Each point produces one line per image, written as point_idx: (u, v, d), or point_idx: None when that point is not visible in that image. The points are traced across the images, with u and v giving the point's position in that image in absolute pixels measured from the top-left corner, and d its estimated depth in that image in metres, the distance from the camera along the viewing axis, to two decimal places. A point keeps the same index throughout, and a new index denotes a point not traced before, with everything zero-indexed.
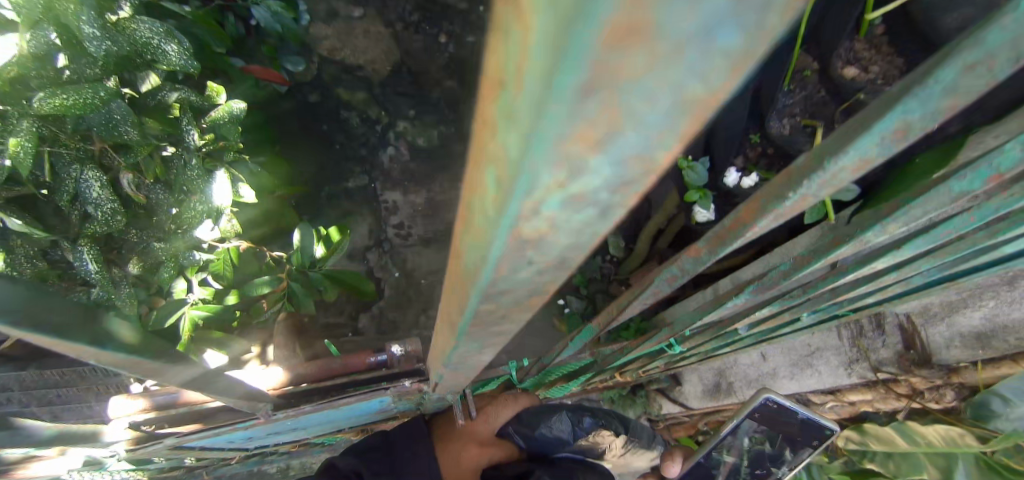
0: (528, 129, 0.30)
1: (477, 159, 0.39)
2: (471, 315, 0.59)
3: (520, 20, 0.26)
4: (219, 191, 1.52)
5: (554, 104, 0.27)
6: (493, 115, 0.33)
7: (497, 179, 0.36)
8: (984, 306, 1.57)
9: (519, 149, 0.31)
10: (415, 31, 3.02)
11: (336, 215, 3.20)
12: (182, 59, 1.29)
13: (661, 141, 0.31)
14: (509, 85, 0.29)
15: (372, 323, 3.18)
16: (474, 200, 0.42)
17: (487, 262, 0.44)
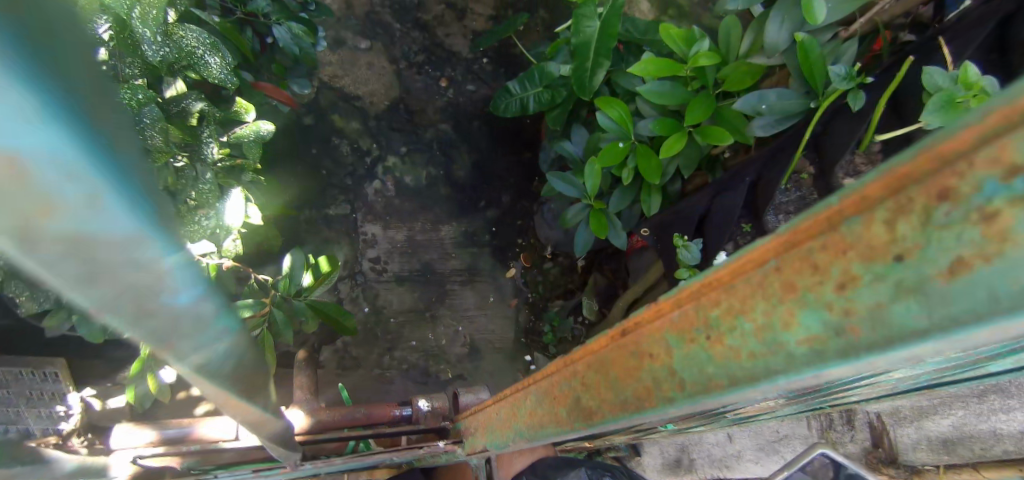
0: (954, 311, 0.42)
1: (784, 298, 0.50)
2: (642, 413, 0.68)
3: (993, 238, 0.39)
4: (231, 211, 1.53)
5: (1008, 301, 0.39)
6: (869, 277, 0.45)
7: (846, 326, 0.47)
8: (952, 414, 1.75)
9: (930, 322, 0.43)
10: (418, 72, 3.27)
11: (314, 241, 3.01)
12: (222, 73, 1.29)
13: (996, 334, 0.45)
14: (936, 272, 0.42)
15: (334, 358, 3.02)
16: (746, 326, 0.54)
17: (752, 383, 0.55)
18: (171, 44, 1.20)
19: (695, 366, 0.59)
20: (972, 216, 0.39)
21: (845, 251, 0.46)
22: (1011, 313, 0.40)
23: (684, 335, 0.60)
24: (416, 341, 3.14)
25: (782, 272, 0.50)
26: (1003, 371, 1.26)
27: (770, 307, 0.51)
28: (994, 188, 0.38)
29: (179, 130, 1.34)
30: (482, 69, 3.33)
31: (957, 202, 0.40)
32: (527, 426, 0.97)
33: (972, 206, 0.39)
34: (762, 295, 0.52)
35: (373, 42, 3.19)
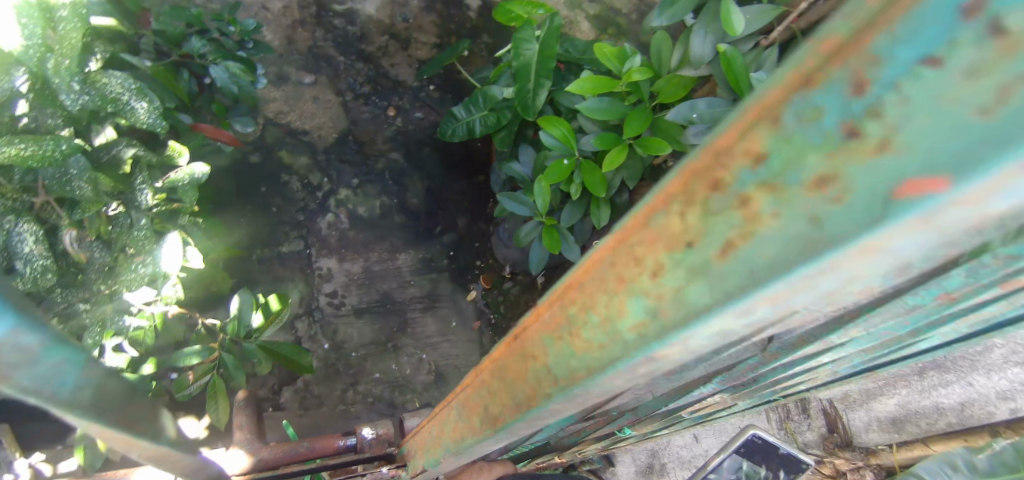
0: (730, 287, 0.41)
1: (614, 289, 0.49)
2: (531, 415, 0.65)
3: (752, 218, 0.38)
4: (168, 257, 1.45)
5: (768, 276, 0.39)
6: (670, 264, 0.44)
7: (656, 310, 0.46)
8: (897, 393, 1.74)
9: (711, 300, 0.42)
10: (365, 103, 3.24)
11: (266, 280, 2.98)
12: (151, 118, 1.26)
13: (786, 307, 0.44)
14: (713, 252, 0.41)
15: (296, 398, 2.97)
16: (593, 319, 0.52)
17: (602, 373, 0.53)
18: (93, 92, 1.19)
19: (560, 362, 0.57)
20: (736, 199, 0.39)
21: (650, 242, 0.45)
22: (773, 286, 0.39)
23: (550, 336, 0.58)
24: (379, 373, 3.09)
25: (613, 266, 0.48)
26: (934, 347, 1.31)
27: (608, 299, 0.50)
28: (750, 173, 0.38)
29: (110, 178, 1.30)
30: (429, 96, 3.31)
31: (724, 190, 0.39)
32: (451, 440, 0.92)
33: (735, 192, 0.39)
34: (600, 290, 0.51)
35: (317, 75, 3.18)
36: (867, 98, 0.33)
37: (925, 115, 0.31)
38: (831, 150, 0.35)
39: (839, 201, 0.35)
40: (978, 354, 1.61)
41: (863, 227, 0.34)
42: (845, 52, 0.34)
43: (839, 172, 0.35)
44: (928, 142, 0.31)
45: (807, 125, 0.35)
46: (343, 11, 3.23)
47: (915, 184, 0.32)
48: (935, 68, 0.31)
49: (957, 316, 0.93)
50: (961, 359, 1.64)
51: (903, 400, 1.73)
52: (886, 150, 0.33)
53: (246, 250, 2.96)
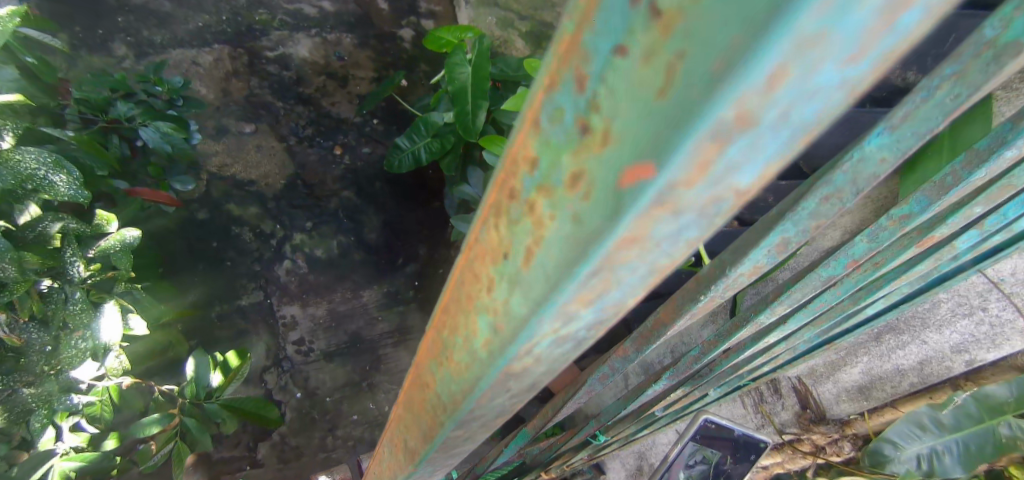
0: (539, 296, 0.35)
1: (464, 308, 0.42)
2: (438, 444, 0.57)
3: (538, 223, 0.33)
4: (107, 327, 1.43)
5: (561, 279, 0.34)
6: (502, 282, 0.37)
7: (494, 328, 0.40)
8: (859, 362, 1.67)
9: (528, 310, 0.37)
10: (310, 145, 3.20)
11: (228, 337, 2.92)
12: (71, 188, 1.25)
13: (614, 305, 0.39)
14: (520, 261, 0.35)
15: (273, 452, 2.90)
16: (457, 341, 0.45)
17: (474, 394, 0.47)
18: (6, 172, 1.16)
19: (444, 388, 0.50)
20: (527, 207, 0.33)
21: (481, 257, 0.38)
22: (569, 289, 0.35)
23: (430, 366, 0.51)
24: (357, 415, 3.09)
25: (462, 282, 0.42)
26: (882, 311, 1.36)
27: (463, 323, 0.43)
28: (529, 179, 0.32)
29: (36, 255, 1.27)
30: (375, 131, 3.27)
31: (518, 199, 0.34)
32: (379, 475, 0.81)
33: (525, 200, 0.33)
34: (459, 307, 0.43)
35: (258, 124, 3.11)
36: (586, 92, 0.28)
37: (625, 105, 0.27)
38: (573, 151, 0.30)
39: (594, 194, 0.30)
40: (927, 312, 1.52)
41: (609, 224, 0.30)
42: (569, 49, 0.29)
43: (582, 171, 0.30)
44: (636, 129, 0.27)
45: (556, 127, 0.30)
46: (276, 56, 3.17)
47: (632, 172, 0.28)
48: (623, 55, 0.26)
49: (891, 278, 0.98)
50: (912, 318, 1.55)
51: (865, 368, 1.67)
52: (607, 143, 0.28)
53: (204, 310, 2.87)
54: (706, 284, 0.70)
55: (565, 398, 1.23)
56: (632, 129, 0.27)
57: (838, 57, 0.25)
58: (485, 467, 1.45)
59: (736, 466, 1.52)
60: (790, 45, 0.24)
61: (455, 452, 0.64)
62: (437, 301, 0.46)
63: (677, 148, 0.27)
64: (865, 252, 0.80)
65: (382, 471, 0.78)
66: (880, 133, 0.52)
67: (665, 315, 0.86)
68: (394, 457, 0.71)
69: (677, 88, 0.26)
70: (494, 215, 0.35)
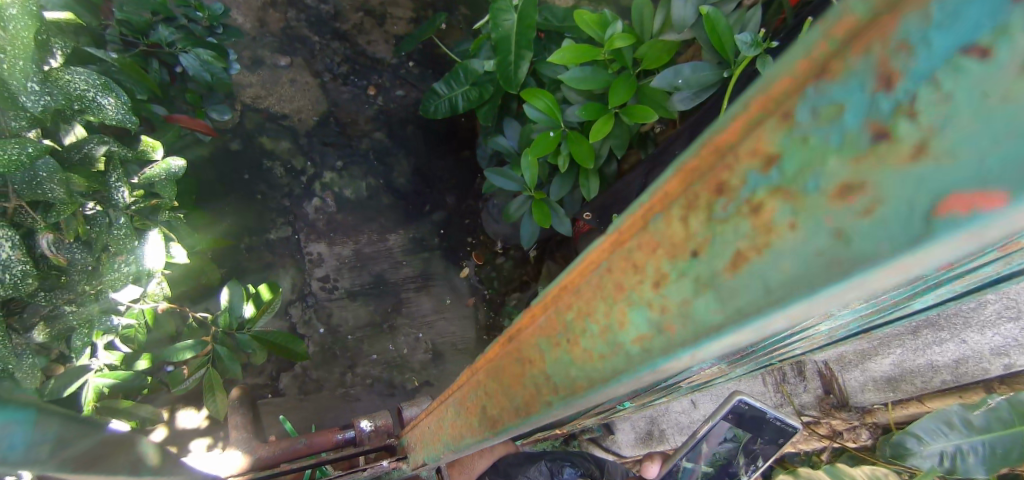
0: (741, 305, 0.38)
1: (613, 296, 0.47)
2: (532, 421, 0.62)
3: (766, 228, 0.36)
4: (151, 255, 1.47)
5: (785, 295, 0.36)
6: (675, 274, 0.41)
7: (662, 326, 0.44)
8: (891, 353, 1.65)
9: (722, 317, 0.40)
10: (344, 83, 3.15)
11: (257, 268, 2.97)
12: (120, 113, 1.24)
13: (807, 314, 0.42)
14: (722, 265, 0.38)
15: (294, 383, 3.00)
16: (592, 329, 0.50)
17: (605, 386, 0.50)
18: (57, 90, 1.15)
19: (560, 371, 0.54)
20: (746, 206, 0.36)
21: (666, 241, 0.42)
22: (810, 298, 0.36)
23: (554, 357, 0.55)
24: (377, 354, 3.11)
25: (611, 273, 0.47)
26: (928, 306, 1.32)
27: (607, 308, 0.48)
28: (759, 177, 0.36)
29: (83, 178, 1.28)
30: (409, 73, 3.21)
31: (733, 194, 0.37)
32: (450, 437, 0.87)
33: (745, 198, 0.36)
34: (598, 296, 0.49)
35: (292, 57, 3.06)
36: (895, 95, 0.30)
37: (967, 117, 0.28)
38: (852, 156, 0.32)
39: (879, 215, 0.31)
40: (971, 311, 1.51)
41: (903, 247, 0.31)
42: (858, 36, 0.32)
43: (865, 181, 0.32)
44: (978, 150, 0.28)
45: (824, 126, 0.33)
46: None
47: (962, 200, 0.29)
48: (983, 59, 0.27)
49: (954, 277, 0.95)
50: (954, 316, 1.54)
51: (897, 360, 1.65)
52: (923, 157, 0.29)
53: (233, 241, 2.92)
54: None
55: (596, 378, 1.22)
56: (957, 149, 0.28)
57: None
58: None
59: (765, 447, 1.53)
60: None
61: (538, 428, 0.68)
62: (573, 269, 0.51)
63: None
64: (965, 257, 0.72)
65: (457, 423, 0.84)
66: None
67: None
68: (472, 407, 0.76)
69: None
70: (700, 208, 0.39)
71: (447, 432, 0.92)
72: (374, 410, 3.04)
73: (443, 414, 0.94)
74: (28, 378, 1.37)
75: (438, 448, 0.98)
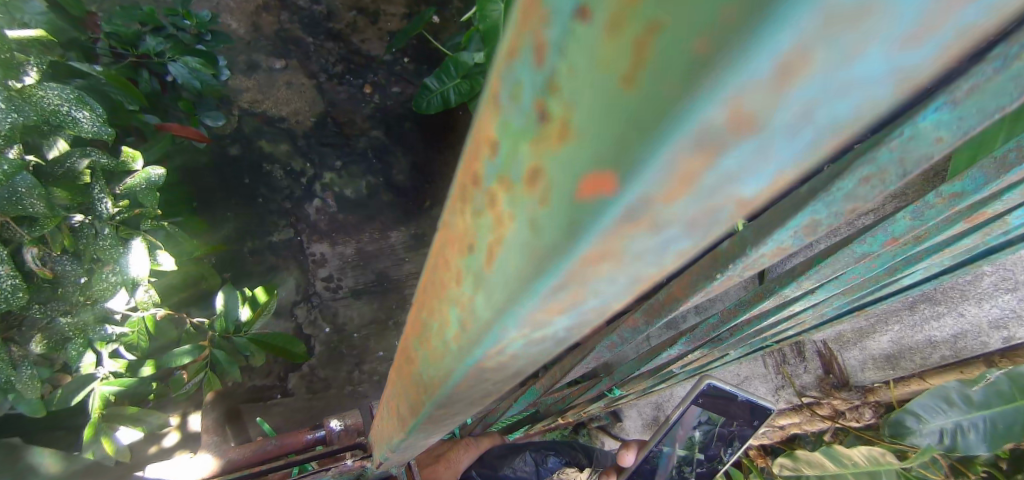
0: (501, 300, 0.34)
1: (434, 300, 0.41)
2: (424, 419, 0.58)
3: (498, 221, 0.30)
4: (136, 262, 1.45)
5: (520, 287, 0.32)
6: (456, 273, 0.37)
7: (462, 321, 0.39)
8: (889, 330, 1.60)
9: (491, 314, 0.36)
10: (339, 83, 3.12)
11: (259, 272, 2.98)
12: (95, 125, 1.25)
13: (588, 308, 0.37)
14: (481, 263, 0.34)
15: (302, 383, 3.06)
16: (434, 326, 0.43)
17: (450, 383, 0.46)
18: (29, 106, 1.16)
19: (425, 372, 0.49)
20: (483, 199, 0.31)
21: (451, 243, 0.36)
22: (541, 290, 0.32)
23: (416, 362, 0.50)
24: (384, 351, 3.19)
25: (437, 270, 0.39)
26: (921, 281, 1.29)
27: (436, 318, 0.42)
28: (488, 167, 0.30)
29: (64, 191, 1.29)
30: (405, 70, 3.19)
31: (479, 187, 0.31)
32: (385, 438, 0.83)
33: (485, 190, 0.30)
34: (426, 300, 0.43)
35: (288, 59, 3.05)
36: (545, 68, 0.24)
37: (587, 91, 0.23)
38: (532, 139, 0.26)
39: (551, 200, 0.27)
40: (967, 284, 1.45)
41: (579, 231, 0.27)
42: (527, 9, 0.24)
43: (541, 168, 0.26)
44: (602, 126, 0.23)
45: (512, 109, 0.27)
46: None
47: (592, 183, 0.25)
48: (584, 22, 0.22)
49: (932, 251, 0.93)
50: (950, 289, 1.48)
51: (895, 337, 1.60)
52: (567, 138, 0.24)
53: (235, 247, 2.93)
54: (724, 261, 0.65)
55: (573, 366, 1.20)
56: (587, 126, 0.23)
57: (892, 39, 0.19)
58: (497, 416, 1.56)
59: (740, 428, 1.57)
60: (831, 19, 0.18)
61: (446, 425, 0.64)
62: (420, 283, 0.44)
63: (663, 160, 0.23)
64: (907, 230, 0.74)
65: (386, 429, 0.80)
66: (939, 108, 0.44)
67: (677, 291, 0.78)
68: (392, 413, 0.72)
69: (646, 80, 0.21)
70: (458, 202, 0.33)
71: (386, 441, 0.88)
72: None
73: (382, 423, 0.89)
74: (29, 389, 1.42)
75: (386, 454, 0.95)
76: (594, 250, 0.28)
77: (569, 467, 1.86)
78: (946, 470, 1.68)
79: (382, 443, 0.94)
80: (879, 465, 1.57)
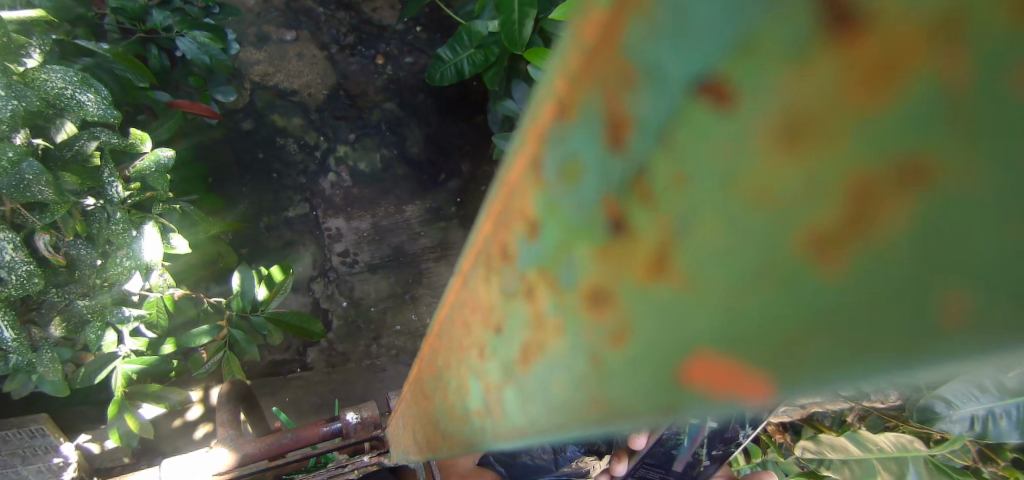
0: (538, 414, 0.28)
1: (449, 361, 0.35)
2: (435, 456, 0.53)
3: (540, 326, 0.25)
4: (149, 247, 1.44)
5: (574, 413, 0.26)
6: (478, 352, 0.31)
7: (482, 409, 0.33)
8: None
9: (523, 423, 0.30)
10: (352, 53, 3.05)
11: (277, 247, 3.01)
12: (100, 109, 1.22)
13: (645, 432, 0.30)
14: (514, 360, 0.28)
15: (321, 357, 3.09)
16: (447, 387, 0.38)
17: (463, 449, 0.41)
18: (33, 91, 1.15)
19: (437, 425, 0.44)
20: (522, 286, 0.25)
21: (471, 310, 0.30)
22: (604, 427, 0.26)
23: (428, 409, 0.45)
24: (401, 325, 3.16)
25: (450, 328, 0.34)
26: None
27: (451, 380, 0.36)
28: (527, 249, 0.23)
29: (74, 176, 1.28)
30: (417, 39, 3.09)
31: (511, 265, 0.25)
32: (400, 443, 0.80)
33: (520, 274, 0.25)
34: (438, 353, 0.38)
35: (299, 30, 2.98)
36: (627, 155, 0.18)
37: (704, 217, 0.17)
38: (598, 247, 0.20)
39: (630, 332, 0.21)
40: None
41: (673, 396, 0.21)
42: (594, 55, 0.19)
43: (614, 292, 0.20)
44: (732, 280, 0.17)
45: (569, 191, 0.21)
46: None
47: (709, 362, 0.19)
48: (720, 112, 0.15)
49: None
50: None
51: None
52: (664, 276, 0.18)
53: (252, 222, 2.96)
54: None
55: None
56: (704, 273, 0.17)
57: None
58: None
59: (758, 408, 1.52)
60: None
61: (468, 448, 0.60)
62: (432, 329, 0.38)
63: (840, 372, 0.16)
64: None
65: (401, 442, 0.77)
66: None
67: None
68: (406, 433, 0.68)
69: (862, 255, 0.14)
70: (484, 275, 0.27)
71: (401, 446, 0.85)
72: (401, 380, 3.10)
73: (395, 433, 0.85)
74: (51, 371, 1.44)
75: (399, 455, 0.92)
76: (684, 414, 0.22)
77: (588, 456, 1.91)
78: (973, 456, 1.67)
79: (394, 445, 0.91)
80: (908, 452, 1.57)
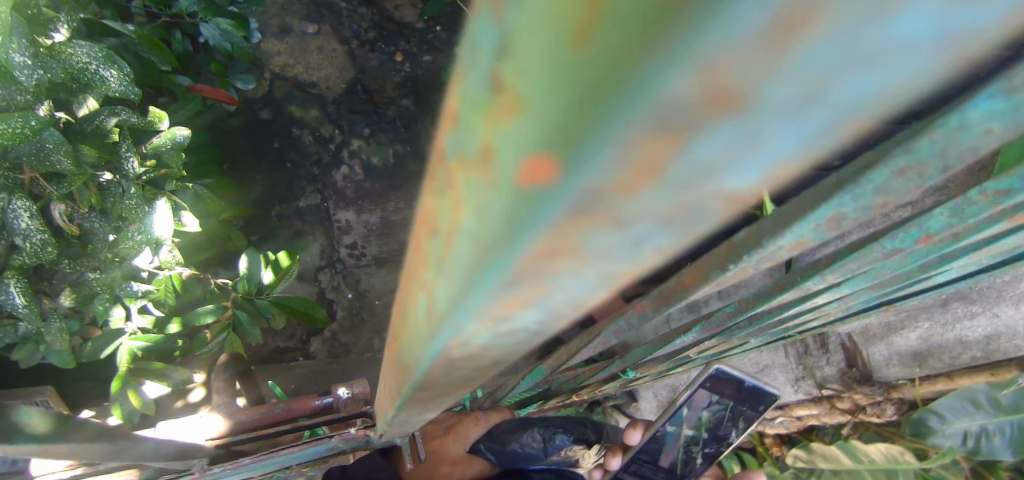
0: (467, 269, 0.34)
1: (420, 261, 0.42)
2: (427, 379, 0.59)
3: (459, 185, 0.31)
4: (160, 223, 1.46)
5: (485, 257, 0.32)
6: (434, 236, 0.37)
7: (439, 285, 0.39)
8: (919, 327, 1.58)
9: (461, 283, 0.36)
10: (370, 50, 3.09)
11: (287, 235, 3.03)
12: (123, 85, 1.25)
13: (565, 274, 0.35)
14: (450, 227, 0.34)
15: (324, 347, 3.11)
16: (423, 290, 0.44)
17: (440, 347, 0.47)
18: (58, 64, 1.18)
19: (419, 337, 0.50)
20: (453, 160, 0.31)
21: (430, 200, 0.37)
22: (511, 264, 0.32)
23: (411, 324, 0.51)
24: None
25: (421, 226, 0.40)
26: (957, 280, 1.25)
27: (423, 280, 0.43)
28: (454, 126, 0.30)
29: (92, 149, 1.31)
30: (436, 38, 3.12)
31: (447, 143, 0.31)
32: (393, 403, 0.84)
33: (451, 149, 0.31)
34: (415, 260, 0.44)
35: (320, 24, 3.04)
36: (493, 21, 0.24)
37: (524, 47, 0.22)
38: (484, 102, 0.26)
39: (500, 164, 0.27)
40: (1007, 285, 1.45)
41: (535, 206, 0.27)
42: None
43: (493, 138, 0.26)
44: (543, 95, 0.22)
45: (473, 69, 0.26)
46: None
47: (539, 163, 0.25)
48: None
49: (971, 249, 0.89)
50: (987, 289, 1.49)
51: (925, 334, 1.58)
52: (513, 108, 0.24)
53: (262, 210, 3.00)
54: (736, 253, 0.61)
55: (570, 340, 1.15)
56: (532, 98, 0.23)
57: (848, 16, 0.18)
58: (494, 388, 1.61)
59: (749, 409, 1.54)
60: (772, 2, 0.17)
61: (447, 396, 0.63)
62: (411, 241, 0.45)
63: (606, 134, 0.22)
64: (945, 227, 0.68)
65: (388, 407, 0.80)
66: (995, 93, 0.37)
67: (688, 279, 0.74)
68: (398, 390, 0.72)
69: (595, 38, 0.19)
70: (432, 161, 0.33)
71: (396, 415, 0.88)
72: None
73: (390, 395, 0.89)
74: (59, 339, 1.48)
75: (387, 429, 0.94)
76: (547, 224, 0.28)
77: None
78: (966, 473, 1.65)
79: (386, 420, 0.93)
80: (897, 464, 1.56)
